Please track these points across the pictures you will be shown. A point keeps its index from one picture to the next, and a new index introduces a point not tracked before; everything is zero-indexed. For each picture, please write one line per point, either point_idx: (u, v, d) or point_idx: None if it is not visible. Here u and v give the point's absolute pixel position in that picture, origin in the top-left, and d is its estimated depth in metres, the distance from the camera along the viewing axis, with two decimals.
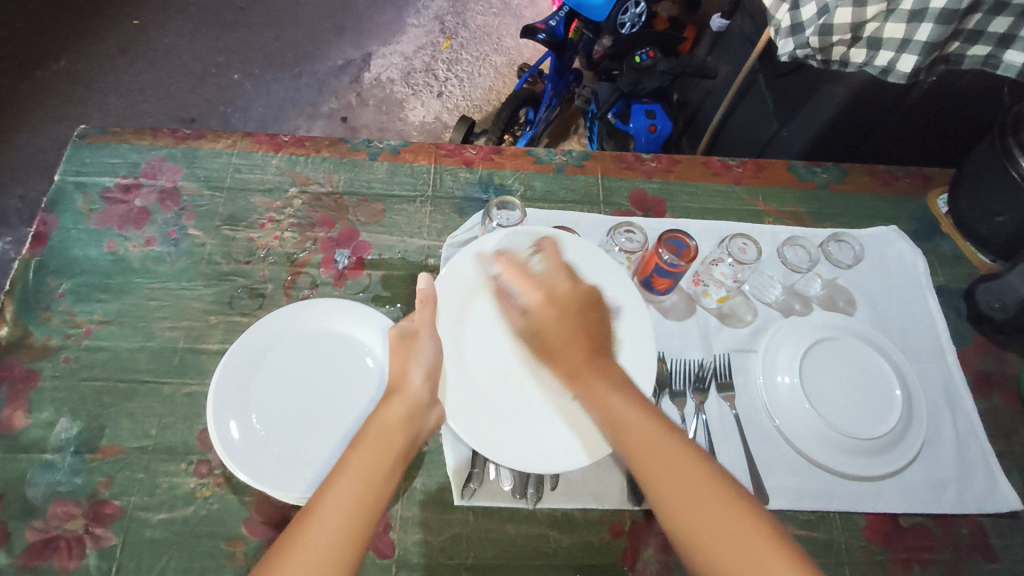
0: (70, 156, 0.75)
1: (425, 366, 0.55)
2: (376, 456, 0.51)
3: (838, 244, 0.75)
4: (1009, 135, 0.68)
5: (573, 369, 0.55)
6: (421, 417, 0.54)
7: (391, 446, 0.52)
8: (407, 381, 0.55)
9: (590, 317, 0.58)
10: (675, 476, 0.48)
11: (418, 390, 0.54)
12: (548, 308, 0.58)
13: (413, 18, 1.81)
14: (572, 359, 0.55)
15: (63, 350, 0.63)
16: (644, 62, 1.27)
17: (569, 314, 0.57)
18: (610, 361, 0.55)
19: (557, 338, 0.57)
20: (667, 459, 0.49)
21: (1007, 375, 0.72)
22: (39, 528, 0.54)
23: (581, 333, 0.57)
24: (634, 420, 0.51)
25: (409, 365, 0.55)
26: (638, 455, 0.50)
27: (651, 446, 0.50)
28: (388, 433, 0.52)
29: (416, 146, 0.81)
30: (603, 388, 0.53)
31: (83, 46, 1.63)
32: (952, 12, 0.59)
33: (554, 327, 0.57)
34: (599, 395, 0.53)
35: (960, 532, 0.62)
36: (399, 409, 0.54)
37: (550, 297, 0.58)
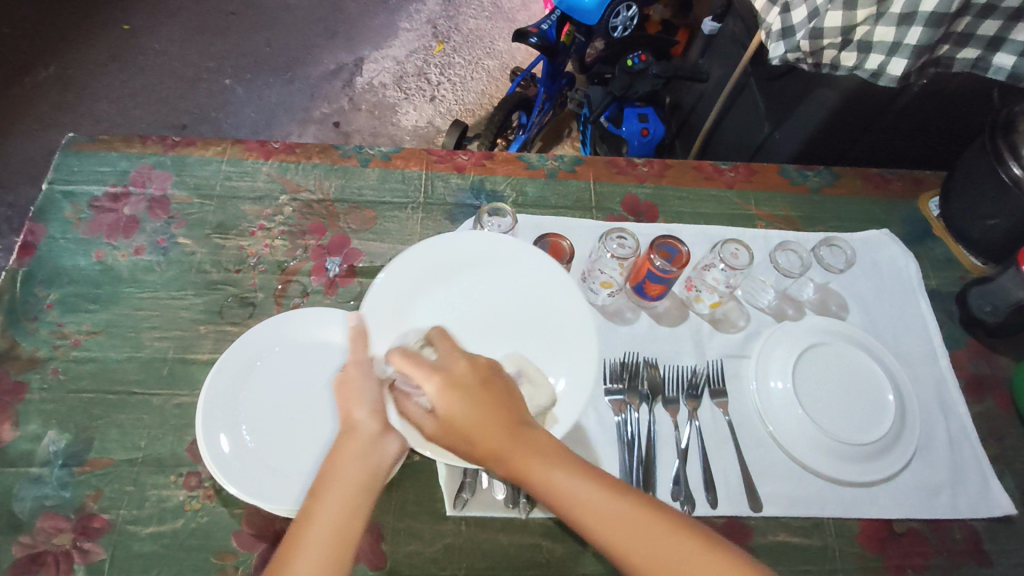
0: (57, 165, 0.74)
1: (368, 404, 0.48)
2: (334, 511, 0.43)
3: (830, 248, 0.75)
4: (1000, 138, 0.68)
5: (500, 454, 0.44)
6: (380, 451, 0.47)
7: (350, 491, 0.45)
8: (353, 423, 0.47)
9: (494, 383, 0.46)
10: (644, 545, 0.41)
11: (367, 428, 0.47)
12: (450, 392, 0.44)
13: (406, 22, 1.81)
14: (496, 448, 0.44)
15: (51, 361, 0.62)
16: (635, 65, 1.25)
17: (475, 394, 0.45)
18: (536, 431, 0.45)
19: (472, 431, 0.44)
20: (630, 532, 0.41)
21: (998, 378, 0.72)
22: (27, 544, 0.53)
23: (497, 409, 0.45)
24: (587, 499, 0.42)
25: (352, 405, 0.48)
26: (596, 530, 0.42)
27: (610, 518, 0.42)
28: (344, 479, 0.45)
29: (408, 152, 0.81)
30: (540, 464, 0.43)
31: (73, 53, 1.63)
32: (942, 15, 0.59)
33: (466, 418, 0.44)
34: (540, 476, 0.43)
35: (954, 537, 0.62)
36: (351, 450, 0.46)
37: (444, 386, 0.45)
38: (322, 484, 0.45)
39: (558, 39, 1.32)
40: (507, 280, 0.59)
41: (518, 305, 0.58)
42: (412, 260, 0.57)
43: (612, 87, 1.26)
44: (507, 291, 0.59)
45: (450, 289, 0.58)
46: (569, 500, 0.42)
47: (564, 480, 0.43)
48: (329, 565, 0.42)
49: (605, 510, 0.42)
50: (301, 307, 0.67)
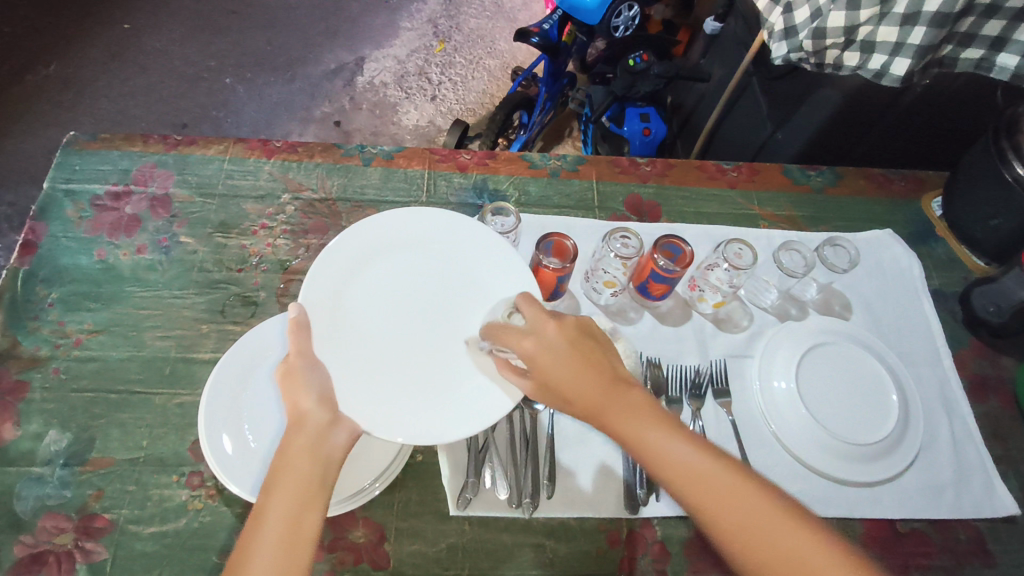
0: (58, 164, 0.74)
1: (316, 390, 0.50)
2: (287, 503, 0.47)
3: (834, 248, 0.75)
4: (1004, 138, 0.68)
5: (598, 410, 0.50)
6: (328, 441, 0.49)
7: (301, 479, 0.48)
8: (302, 413, 0.49)
9: (594, 347, 0.52)
10: (727, 500, 0.46)
11: (314, 417, 0.49)
12: (549, 353, 0.50)
13: (407, 21, 1.81)
14: (590, 406, 0.50)
15: (52, 360, 0.62)
16: (637, 65, 1.26)
17: (577, 355, 0.51)
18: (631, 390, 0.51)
19: (568, 393, 0.50)
20: (715, 488, 0.47)
21: (1002, 378, 0.72)
22: (29, 543, 0.53)
23: (590, 368, 0.51)
24: (673, 452, 0.48)
25: (296, 396, 0.50)
26: (685, 483, 0.47)
27: (699, 471, 0.47)
28: (294, 470, 0.48)
29: (411, 151, 0.80)
30: (631, 424, 0.49)
31: (73, 51, 1.62)
32: (945, 15, 0.59)
33: (563, 377, 0.50)
34: (630, 433, 0.49)
35: (958, 537, 0.62)
36: (300, 441, 0.48)
37: (543, 348, 0.50)
38: (277, 476, 0.48)
39: (558, 39, 1.32)
40: (433, 258, 0.59)
41: (448, 280, 0.58)
42: (335, 256, 0.55)
43: (613, 86, 1.28)
44: (435, 269, 0.59)
45: (380, 275, 0.57)
46: (664, 452, 0.48)
47: (656, 436, 0.49)
48: (284, 549, 0.45)
49: (695, 465, 0.48)
50: None
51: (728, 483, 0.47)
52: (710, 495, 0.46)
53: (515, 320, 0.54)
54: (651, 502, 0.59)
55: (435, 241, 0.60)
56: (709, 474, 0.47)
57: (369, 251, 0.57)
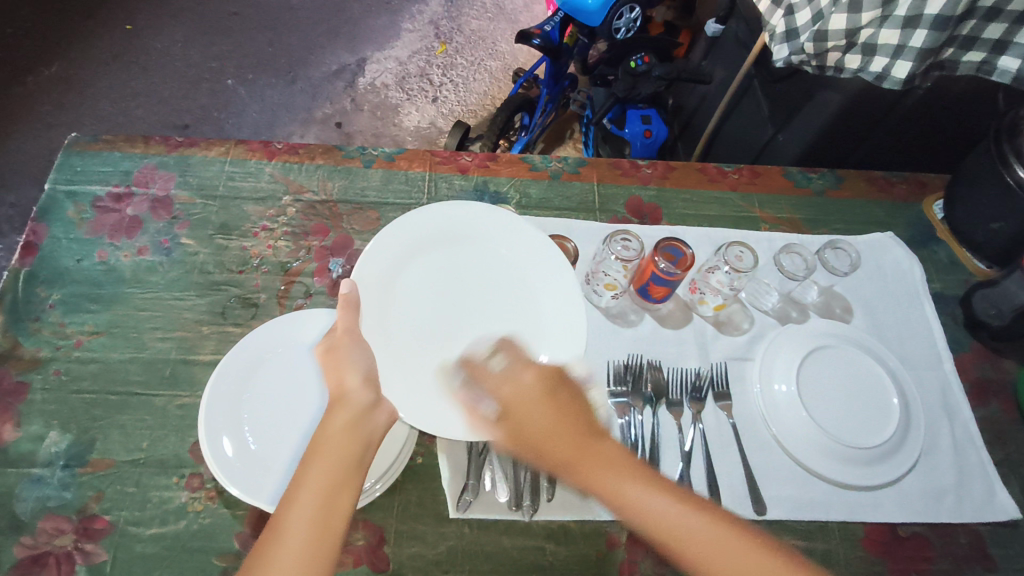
0: (60, 165, 0.74)
1: (361, 371, 0.52)
2: (325, 477, 0.46)
3: (835, 252, 0.76)
4: (1006, 141, 0.68)
5: (571, 463, 0.48)
6: (369, 422, 0.50)
7: (342, 455, 0.47)
8: (346, 391, 0.51)
9: (563, 398, 0.52)
10: (722, 557, 0.43)
11: (358, 396, 0.50)
12: (523, 403, 0.52)
13: (408, 23, 1.81)
14: (562, 453, 0.48)
15: (53, 362, 0.62)
16: (639, 66, 1.24)
17: (549, 404, 0.51)
18: (604, 442, 0.49)
19: (541, 436, 0.49)
20: (709, 544, 0.43)
21: (1003, 382, 0.71)
22: (28, 544, 0.53)
23: (565, 408, 0.51)
24: (655, 506, 0.45)
25: (342, 374, 0.52)
26: (673, 540, 0.44)
27: (692, 530, 0.44)
28: (334, 447, 0.47)
29: (411, 153, 0.80)
30: (609, 475, 0.46)
31: (75, 52, 1.63)
32: (947, 18, 0.59)
33: (536, 422, 0.50)
34: (609, 484, 0.46)
35: (959, 541, 0.61)
36: (342, 419, 0.49)
37: (518, 398, 0.52)
38: (315, 452, 0.47)
39: (560, 40, 1.33)
40: (473, 252, 0.63)
41: (499, 273, 0.62)
42: (390, 241, 0.60)
43: (614, 90, 1.26)
44: (476, 262, 0.62)
45: (421, 268, 0.61)
46: (648, 510, 0.45)
47: (639, 491, 0.46)
48: (323, 517, 0.44)
49: (685, 522, 0.44)
50: (305, 308, 0.67)
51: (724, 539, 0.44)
52: (702, 551, 0.43)
53: (492, 363, 0.57)
54: None
55: (472, 234, 0.63)
56: (703, 531, 0.44)
57: (428, 237, 0.61)
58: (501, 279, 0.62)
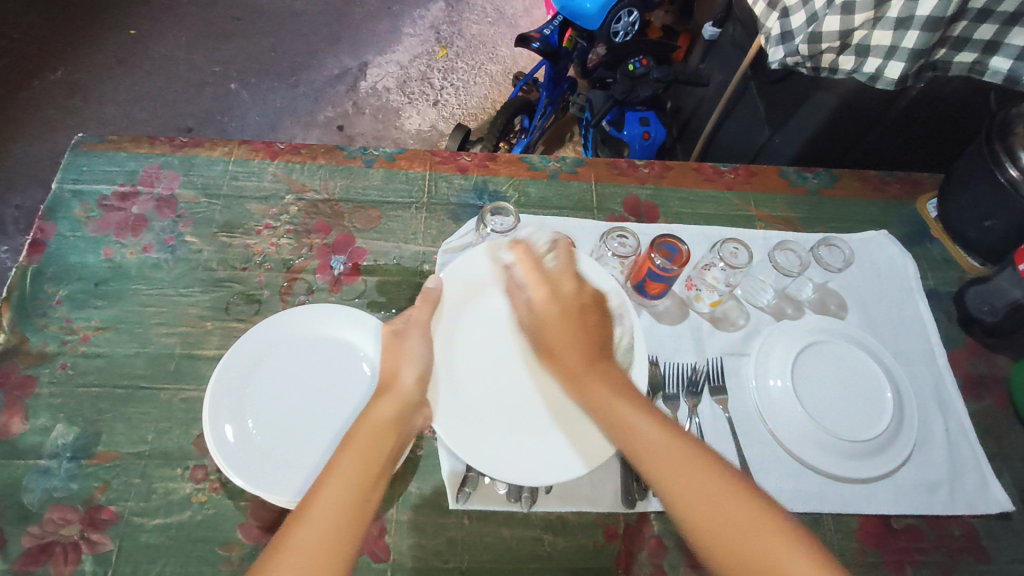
0: (67, 164, 0.75)
1: (416, 367, 0.58)
2: (365, 453, 0.52)
3: (829, 248, 0.75)
4: (996, 140, 0.69)
5: (578, 374, 0.58)
6: (410, 417, 0.56)
7: (383, 440, 0.54)
8: (398, 380, 0.57)
9: (591, 320, 0.61)
10: (679, 469, 0.50)
11: (409, 390, 0.56)
12: (547, 317, 0.62)
13: (410, 27, 1.82)
14: (572, 361, 0.59)
15: (60, 356, 0.63)
16: (637, 69, 1.24)
17: (570, 322, 0.61)
18: (610, 368, 0.58)
19: (557, 338, 0.61)
20: (664, 453, 0.52)
21: (996, 377, 0.72)
22: (36, 534, 0.54)
23: (584, 327, 0.61)
24: (637, 419, 0.54)
25: (400, 365, 0.58)
26: (642, 455, 0.52)
27: (662, 446, 0.52)
28: (378, 431, 0.54)
29: (412, 153, 0.82)
30: (603, 390, 0.56)
31: (80, 57, 1.65)
32: (937, 19, 0.60)
33: (554, 327, 0.61)
34: (599, 395, 0.56)
35: (951, 533, 0.62)
36: (389, 408, 0.55)
37: (544, 311, 0.62)
38: (358, 431, 0.54)
39: (559, 44, 1.35)
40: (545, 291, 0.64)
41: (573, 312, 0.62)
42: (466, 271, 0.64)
43: (613, 92, 1.27)
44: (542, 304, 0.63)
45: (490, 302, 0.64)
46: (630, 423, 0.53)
47: (624, 411, 0.54)
48: (352, 496, 0.49)
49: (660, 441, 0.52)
50: (307, 304, 0.68)
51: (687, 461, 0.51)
52: (664, 466, 0.51)
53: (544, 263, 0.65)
54: (647, 497, 0.60)
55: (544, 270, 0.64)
56: (671, 449, 0.51)
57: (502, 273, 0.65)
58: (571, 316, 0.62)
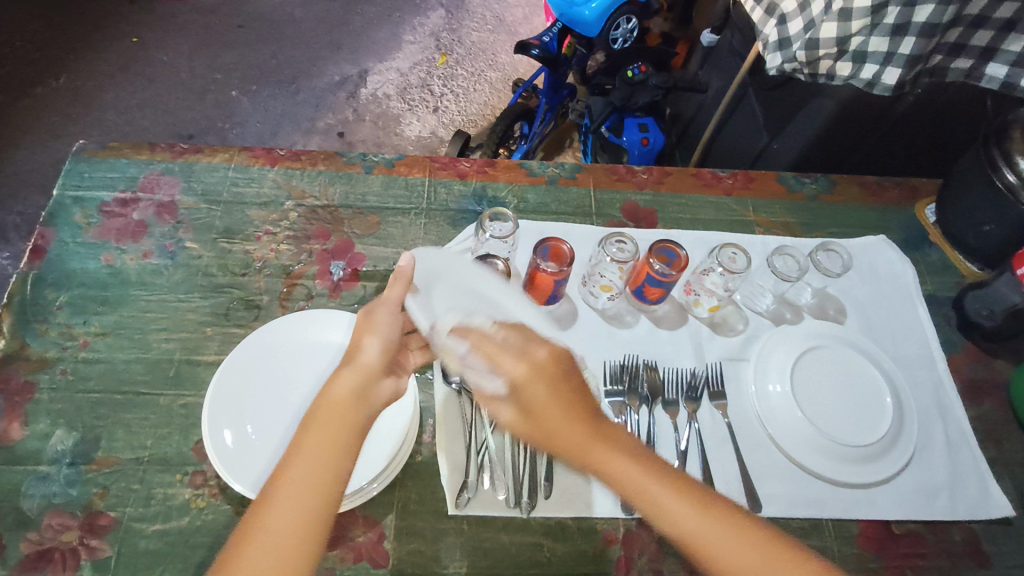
0: (68, 171, 0.76)
1: (381, 336, 0.55)
2: (330, 435, 0.49)
3: (828, 253, 0.75)
4: (993, 146, 0.69)
5: (585, 452, 0.51)
6: (375, 389, 0.53)
7: (347, 420, 0.50)
8: (362, 352, 0.54)
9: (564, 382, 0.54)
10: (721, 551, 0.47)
11: (371, 361, 0.54)
12: (534, 385, 0.53)
13: (409, 35, 1.84)
14: (575, 438, 0.51)
15: (60, 362, 0.63)
16: (636, 76, 1.26)
17: (554, 389, 0.53)
18: (616, 436, 0.52)
19: (551, 414, 0.52)
20: (708, 528, 0.48)
21: (996, 382, 0.72)
22: (35, 540, 0.54)
23: (568, 393, 0.53)
24: (664, 494, 0.49)
25: (365, 334, 0.55)
26: (676, 531, 0.49)
27: (703, 537, 0.48)
28: (339, 409, 0.51)
29: (411, 159, 0.82)
30: (621, 466, 0.50)
31: (82, 65, 1.66)
32: (933, 25, 0.61)
33: (541, 401, 0.52)
34: (620, 472, 0.50)
35: (952, 538, 0.62)
36: (353, 380, 0.52)
37: (526, 376, 0.53)
38: (320, 411, 0.51)
39: (558, 51, 1.33)
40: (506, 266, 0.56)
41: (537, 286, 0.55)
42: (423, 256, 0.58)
43: (612, 98, 1.28)
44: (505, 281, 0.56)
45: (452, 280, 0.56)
46: (666, 511, 0.49)
47: (649, 485, 0.50)
48: (317, 487, 0.47)
49: (699, 528, 0.48)
50: (306, 309, 0.68)
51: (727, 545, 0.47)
52: (705, 554, 0.48)
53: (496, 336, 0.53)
54: None
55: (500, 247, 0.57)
56: (712, 540, 0.48)
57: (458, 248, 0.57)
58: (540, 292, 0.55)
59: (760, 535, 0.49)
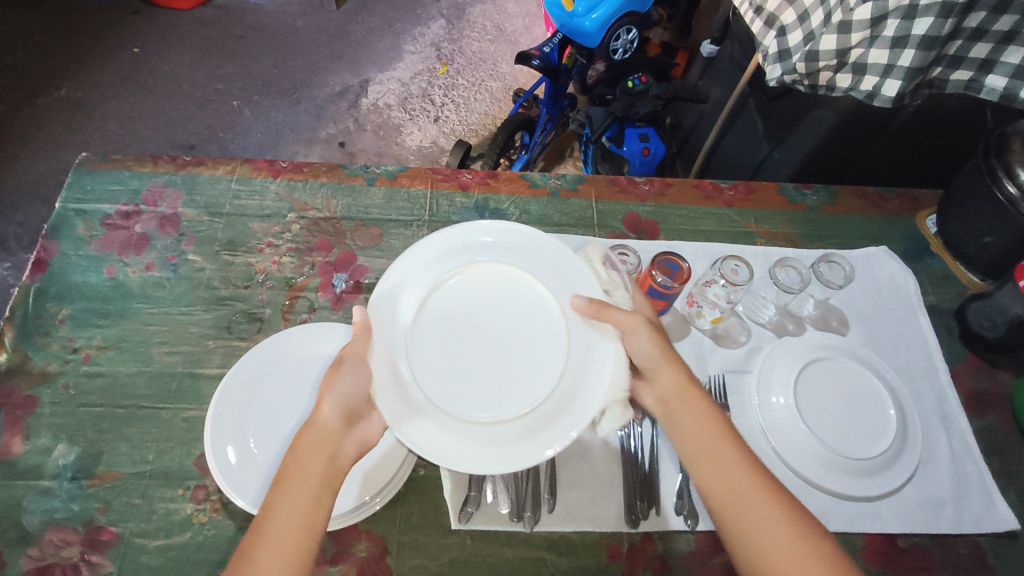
0: (71, 184, 0.76)
1: (339, 396, 0.54)
2: (299, 489, 0.49)
3: (829, 265, 0.77)
4: (993, 157, 0.69)
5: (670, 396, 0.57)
6: (336, 446, 0.52)
7: (311, 474, 0.50)
8: (320, 413, 0.53)
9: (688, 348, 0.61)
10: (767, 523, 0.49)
11: (329, 421, 0.53)
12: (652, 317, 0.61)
13: (410, 45, 1.84)
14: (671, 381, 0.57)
15: (62, 375, 0.63)
16: (636, 86, 1.25)
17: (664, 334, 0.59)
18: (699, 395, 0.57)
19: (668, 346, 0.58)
20: (754, 490, 0.51)
21: (999, 394, 0.72)
22: (35, 556, 0.54)
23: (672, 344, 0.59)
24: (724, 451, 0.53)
25: (324, 397, 0.54)
26: (721, 482, 0.52)
27: (746, 500, 0.51)
28: (305, 468, 0.51)
29: (413, 171, 0.82)
30: (698, 416, 0.56)
31: (84, 75, 1.66)
32: (933, 39, 0.60)
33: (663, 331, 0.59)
34: (693, 421, 0.55)
35: (959, 552, 0.62)
36: (309, 441, 0.52)
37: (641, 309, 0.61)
38: (285, 471, 0.51)
39: (559, 61, 1.35)
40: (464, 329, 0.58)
41: (495, 342, 0.58)
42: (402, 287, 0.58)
43: (612, 109, 1.28)
44: (474, 332, 0.58)
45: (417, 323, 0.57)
46: (733, 476, 0.52)
47: (716, 441, 0.54)
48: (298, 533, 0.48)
49: (745, 485, 0.51)
50: (309, 323, 0.68)
51: (774, 522, 0.49)
52: (744, 519, 0.50)
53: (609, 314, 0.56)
54: (649, 516, 0.59)
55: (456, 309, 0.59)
56: (765, 516, 0.50)
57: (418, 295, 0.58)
58: (505, 350, 0.58)
59: (799, 523, 0.49)
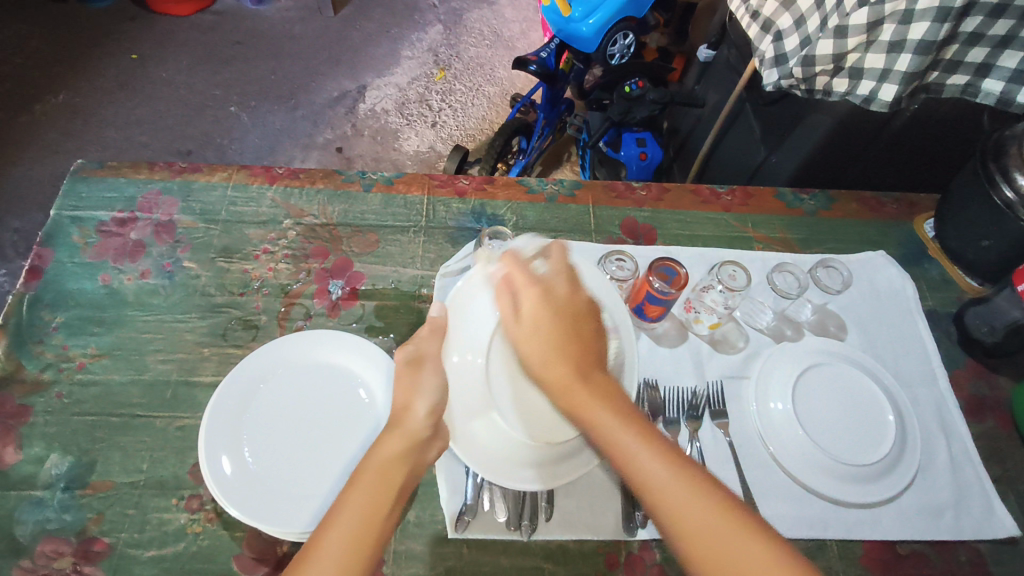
0: (65, 191, 0.76)
1: (429, 400, 0.55)
2: (371, 495, 0.50)
3: (827, 270, 0.77)
4: (990, 162, 0.69)
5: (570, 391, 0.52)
6: (419, 453, 0.54)
7: (389, 481, 0.51)
8: (411, 414, 0.55)
9: (587, 329, 0.56)
10: (726, 558, 0.45)
11: (418, 425, 0.54)
12: (539, 313, 0.55)
13: (408, 51, 1.84)
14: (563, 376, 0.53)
15: (56, 385, 0.62)
16: (633, 91, 1.25)
17: (558, 326, 0.55)
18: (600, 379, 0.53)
19: (556, 341, 0.54)
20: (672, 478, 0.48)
21: (998, 399, 0.72)
22: (27, 567, 0.53)
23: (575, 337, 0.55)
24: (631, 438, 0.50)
25: (413, 399, 0.55)
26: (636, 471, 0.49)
27: (664, 488, 0.48)
28: (384, 474, 0.52)
29: (410, 177, 0.82)
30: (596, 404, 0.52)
31: (82, 81, 1.66)
32: (930, 43, 0.60)
33: (547, 326, 0.55)
34: (594, 412, 0.51)
35: (959, 559, 0.61)
36: (397, 446, 0.53)
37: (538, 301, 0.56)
38: (362, 473, 0.52)
39: (557, 66, 1.34)
40: None
41: None
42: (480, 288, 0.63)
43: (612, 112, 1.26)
44: None
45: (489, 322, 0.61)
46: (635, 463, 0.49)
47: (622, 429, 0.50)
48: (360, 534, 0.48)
49: (658, 471, 0.48)
50: (304, 330, 0.67)
51: (687, 511, 0.47)
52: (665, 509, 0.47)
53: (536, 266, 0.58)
54: (648, 525, 0.59)
55: None
56: (687, 501, 0.47)
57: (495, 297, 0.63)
58: None
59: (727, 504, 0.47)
